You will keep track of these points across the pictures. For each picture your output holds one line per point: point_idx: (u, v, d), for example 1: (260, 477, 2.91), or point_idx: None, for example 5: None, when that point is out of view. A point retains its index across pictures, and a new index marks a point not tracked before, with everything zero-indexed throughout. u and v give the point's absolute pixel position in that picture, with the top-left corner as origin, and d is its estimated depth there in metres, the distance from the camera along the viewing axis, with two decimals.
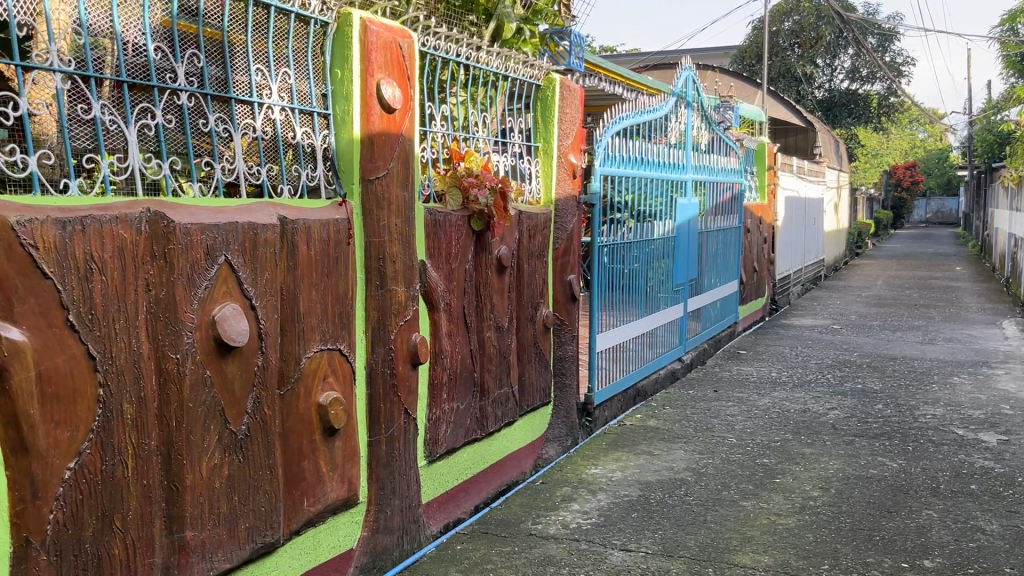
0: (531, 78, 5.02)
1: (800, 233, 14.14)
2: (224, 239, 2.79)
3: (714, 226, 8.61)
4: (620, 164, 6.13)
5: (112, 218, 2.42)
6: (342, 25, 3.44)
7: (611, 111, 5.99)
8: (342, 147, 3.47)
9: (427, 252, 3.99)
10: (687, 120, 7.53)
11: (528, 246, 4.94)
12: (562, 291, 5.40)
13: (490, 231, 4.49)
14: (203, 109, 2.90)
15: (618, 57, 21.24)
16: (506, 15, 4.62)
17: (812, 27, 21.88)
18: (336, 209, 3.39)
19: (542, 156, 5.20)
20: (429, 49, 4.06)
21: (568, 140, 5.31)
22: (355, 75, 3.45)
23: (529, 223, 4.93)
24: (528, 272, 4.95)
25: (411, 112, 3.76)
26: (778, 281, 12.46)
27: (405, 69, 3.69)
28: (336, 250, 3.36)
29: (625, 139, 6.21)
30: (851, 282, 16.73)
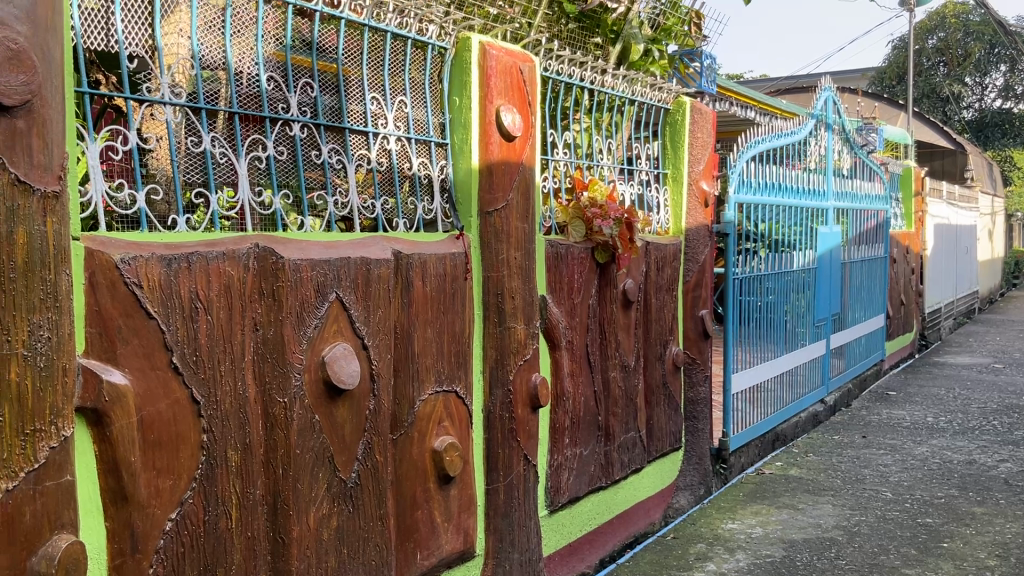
0: (659, 102, 4.75)
1: (952, 263, 13.12)
2: (336, 274, 2.65)
3: (858, 256, 8.01)
4: (756, 191, 5.74)
5: (218, 255, 2.32)
6: (461, 50, 3.29)
7: (746, 134, 5.62)
8: (460, 178, 3.31)
9: (548, 287, 3.77)
10: (828, 144, 7.04)
11: (656, 280, 4.64)
12: (694, 328, 5.05)
13: (616, 264, 4.22)
14: (317, 140, 2.78)
15: (747, 83, 20.59)
16: (633, 35, 4.39)
17: (959, 44, 20.52)
18: (453, 242, 3.22)
19: (671, 184, 4.91)
20: (552, 73, 3.86)
21: (699, 166, 4.98)
22: (474, 101, 3.28)
23: (657, 255, 4.63)
24: (656, 307, 4.64)
25: (533, 140, 3.56)
26: (928, 316, 11.54)
27: (526, 94, 3.50)
28: (453, 285, 3.18)
29: (761, 164, 5.82)
30: (1011, 317, 15.37)
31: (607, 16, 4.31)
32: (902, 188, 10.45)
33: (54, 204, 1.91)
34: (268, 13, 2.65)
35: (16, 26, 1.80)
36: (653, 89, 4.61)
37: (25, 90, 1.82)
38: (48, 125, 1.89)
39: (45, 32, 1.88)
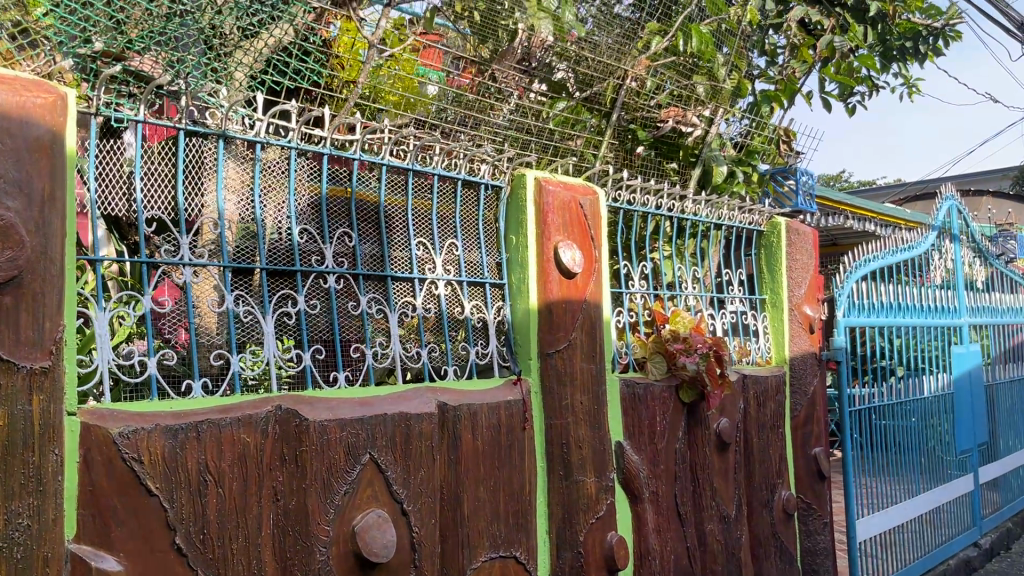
0: (751, 224, 4.45)
1: None
2: (369, 434, 2.46)
3: (1005, 377, 7.19)
4: (870, 312, 5.27)
5: (232, 421, 2.17)
6: (516, 187, 3.16)
7: (854, 252, 5.21)
8: (518, 318, 3.11)
9: (624, 431, 3.45)
10: (956, 256, 6.46)
11: (757, 416, 4.21)
12: (806, 469, 4.53)
13: (706, 401, 3.85)
14: (354, 290, 2.64)
15: (874, 192, 19.73)
16: (714, 158, 4.15)
17: None
18: (509, 388, 3.00)
19: (770, 309, 4.54)
20: (622, 202, 3.68)
21: (801, 290, 4.59)
22: (530, 239, 3.12)
23: (757, 389, 4.22)
24: (759, 447, 4.20)
25: (598, 275, 3.34)
26: None
27: (587, 228, 3.31)
28: (510, 436, 2.93)
29: (874, 282, 5.36)
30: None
31: (684, 141, 4.10)
32: None
33: (42, 381, 1.83)
34: (301, 164, 2.60)
35: (6, 202, 1.78)
36: (742, 211, 4.31)
37: (12, 265, 1.77)
38: (40, 297, 1.83)
39: (42, 206, 1.85)
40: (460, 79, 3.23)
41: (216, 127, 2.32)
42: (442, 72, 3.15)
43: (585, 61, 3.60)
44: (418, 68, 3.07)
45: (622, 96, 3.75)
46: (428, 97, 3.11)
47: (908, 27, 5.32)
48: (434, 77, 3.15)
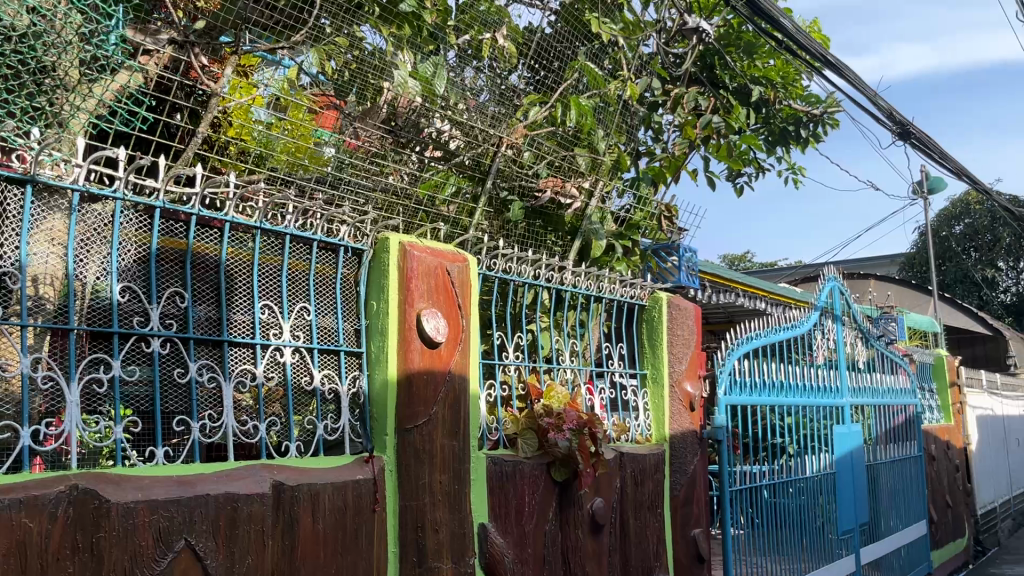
0: (632, 298, 4.42)
1: (1003, 461, 12.00)
2: (186, 518, 2.21)
3: (886, 457, 7.29)
4: (751, 390, 5.28)
5: (12, 503, 1.90)
6: (379, 251, 2.99)
7: (736, 330, 5.24)
8: (375, 391, 2.91)
9: (490, 513, 3.25)
10: (837, 335, 6.60)
11: (634, 496, 4.08)
12: (684, 551, 4.41)
13: (579, 480, 3.70)
14: (182, 356, 2.43)
15: (771, 274, 20.33)
16: (594, 231, 4.09)
17: (987, 229, 18.79)
18: (360, 466, 2.78)
19: (650, 384, 4.49)
20: (497, 271, 3.56)
21: (682, 365, 4.57)
22: (391, 306, 2.95)
23: (635, 467, 4.10)
24: (635, 528, 4.06)
25: (465, 346, 3.18)
26: (983, 517, 10.36)
27: (454, 297, 3.16)
28: (357, 519, 2.70)
29: (755, 360, 5.39)
30: None
31: (563, 213, 4.05)
32: (936, 378, 9.67)
33: None
34: (129, 216, 2.37)
35: None
36: (622, 285, 4.27)
37: None
38: None
39: None
40: (357, 143, 3.25)
41: (22, 172, 2.11)
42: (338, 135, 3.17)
43: (458, 127, 3.56)
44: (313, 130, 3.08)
45: (498, 163, 3.72)
46: (323, 159, 3.12)
47: (788, 113, 5.50)
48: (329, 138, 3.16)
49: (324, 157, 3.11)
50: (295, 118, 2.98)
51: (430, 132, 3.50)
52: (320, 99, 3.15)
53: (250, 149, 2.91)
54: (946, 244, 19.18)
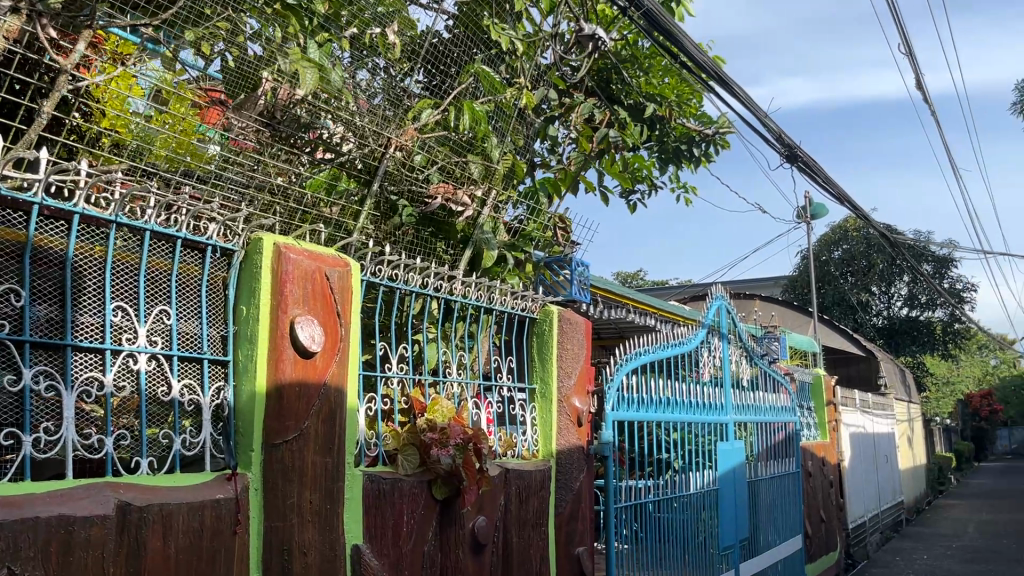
0: (524, 310, 4.33)
1: (873, 476, 12.54)
2: (10, 544, 1.96)
3: (766, 473, 7.45)
4: (638, 406, 5.27)
5: None
6: (251, 252, 2.79)
7: (624, 346, 5.23)
8: (242, 404, 2.70)
9: (365, 533, 3.07)
10: (723, 352, 6.72)
11: (518, 514, 3.97)
12: (568, 569, 4.34)
13: (460, 499, 3.56)
14: (15, 362, 2.16)
15: (662, 292, 20.76)
16: (485, 240, 3.96)
17: (863, 255, 19.84)
18: (221, 484, 2.56)
19: (539, 400, 4.40)
20: (382, 278, 3.39)
21: (570, 380, 4.53)
22: (263, 311, 2.75)
23: (520, 484, 3.99)
24: (518, 546, 3.95)
25: (342, 356, 3.00)
26: (854, 531, 10.77)
27: (333, 303, 2.98)
28: (215, 542, 2.48)
29: (643, 376, 5.39)
30: (939, 526, 14.60)
31: (453, 220, 3.92)
32: (814, 397, 10.01)
33: None
34: None
35: None
36: (513, 297, 4.17)
37: None
38: None
39: None
40: (245, 142, 3.08)
41: None
42: (224, 132, 2.99)
43: (345, 125, 3.39)
44: (196, 125, 2.90)
45: (386, 164, 3.55)
46: (206, 157, 2.93)
47: (681, 131, 5.57)
48: (214, 136, 2.98)
49: (207, 155, 2.92)
50: (175, 113, 2.83)
51: (316, 131, 3.29)
52: (206, 94, 3.01)
53: (124, 142, 2.75)
54: (825, 268, 20.10)
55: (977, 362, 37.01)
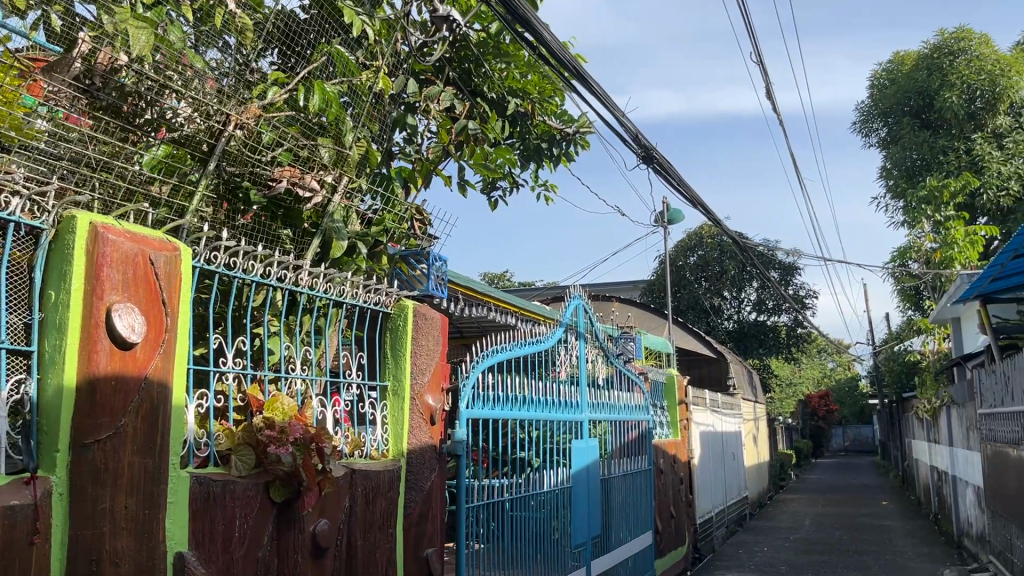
0: (378, 304, 4.14)
1: (720, 473, 13.06)
2: None
3: (619, 471, 7.57)
4: (493, 405, 5.20)
5: None
6: (62, 231, 2.51)
7: (479, 343, 5.16)
8: (48, 399, 2.41)
9: (192, 540, 2.83)
10: (579, 351, 6.78)
11: (364, 517, 3.81)
12: (416, 573, 4.21)
13: (300, 501, 3.36)
14: None
15: (526, 293, 20.91)
16: (335, 230, 3.79)
17: (716, 261, 20.59)
18: (17, 488, 2.28)
19: (391, 398, 4.25)
20: (218, 266, 3.15)
21: (424, 377, 4.40)
22: (75, 297, 2.47)
23: (367, 486, 3.83)
24: (363, 550, 3.79)
25: (167, 348, 2.76)
26: (701, 526, 11.16)
27: (158, 290, 2.73)
28: (7, 553, 2.21)
29: (498, 374, 5.34)
30: (780, 519, 15.38)
31: (300, 206, 3.70)
32: (667, 397, 10.31)
33: None
34: None
35: None
36: (366, 290, 3.99)
37: None
38: None
39: None
40: (80, 119, 2.84)
41: None
42: (55, 108, 2.73)
43: (185, 100, 3.17)
44: (25, 97, 2.62)
45: (225, 145, 3.31)
46: (36, 132, 2.65)
47: (543, 129, 5.59)
48: (43, 110, 2.71)
49: (36, 130, 2.65)
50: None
51: (159, 110, 3.09)
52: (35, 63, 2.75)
53: None
54: (681, 273, 20.81)
55: (815, 364, 39.44)
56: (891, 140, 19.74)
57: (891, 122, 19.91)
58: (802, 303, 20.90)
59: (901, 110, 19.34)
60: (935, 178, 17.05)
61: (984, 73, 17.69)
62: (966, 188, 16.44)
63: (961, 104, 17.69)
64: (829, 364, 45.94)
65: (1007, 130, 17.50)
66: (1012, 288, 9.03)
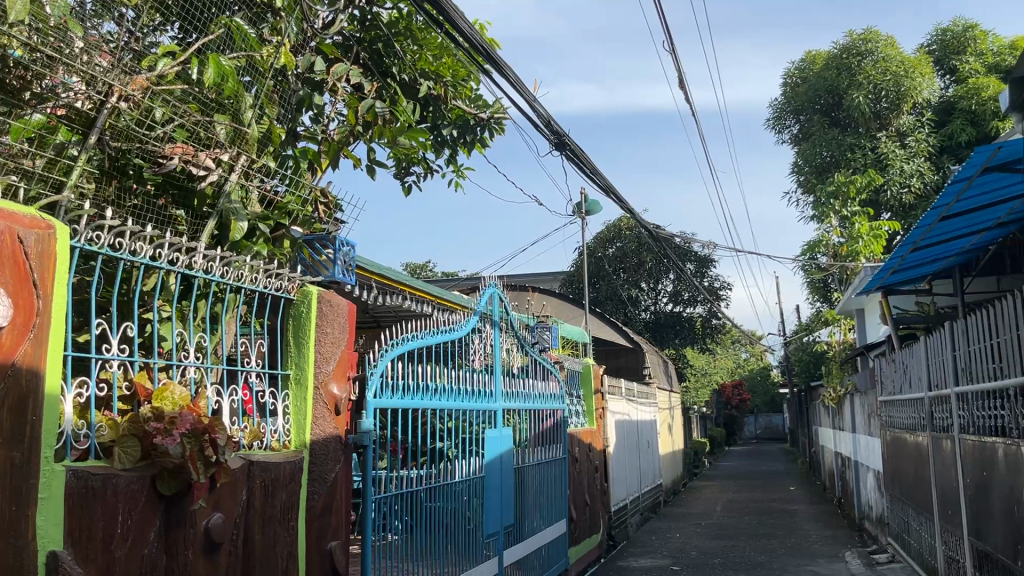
0: (281, 291, 4.00)
1: (635, 461, 13.24)
2: None
3: (533, 460, 7.55)
4: (403, 394, 5.10)
5: None
6: None
7: (388, 332, 5.05)
8: None
9: (67, 538, 2.65)
10: (494, 340, 6.72)
11: (262, 510, 3.67)
12: (319, 566, 4.09)
13: (192, 495, 3.19)
14: None
15: (445, 284, 20.76)
16: (233, 210, 3.55)
17: (635, 253, 20.87)
18: None
19: (294, 387, 4.10)
20: (102, 247, 2.94)
21: (330, 366, 4.28)
22: None
23: (266, 478, 3.69)
24: (261, 544, 3.64)
25: (36, 332, 2.56)
26: (615, 513, 11.28)
27: (27, 271, 2.54)
28: None
29: (408, 363, 5.23)
30: (693, 506, 15.69)
31: (194, 185, 3.55)
32: (583, 385, 10.36)
33: None
34: None
35: None
36: (268, 276, 3.83)
37: None
38: None
39: None
40: None
41: None
42: None
43: (76, 73, 3.01)
44: None
45: (106, 117, 3.09)
46: None
47: (457, 113, 5.49)
48: None
49: None
50: None
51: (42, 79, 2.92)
52: None
53: None
54: (600, 264, 21.02)
55: (729, 354, 40.50)
56: (802, 137, 20.35)
57: (802, 120, 20.50)
58: (717, 295, 21.36)
59: (812, 108, 19.93)
60: (843, 175, 17.64)
61: (890, 74, 18.37)
62: (871, 184, 17.05)
63: (868, 103, 18.33)
64: (742, 355, 47.21)
65: (910, 129, 18.22)
66: (911, 280, 9.39)
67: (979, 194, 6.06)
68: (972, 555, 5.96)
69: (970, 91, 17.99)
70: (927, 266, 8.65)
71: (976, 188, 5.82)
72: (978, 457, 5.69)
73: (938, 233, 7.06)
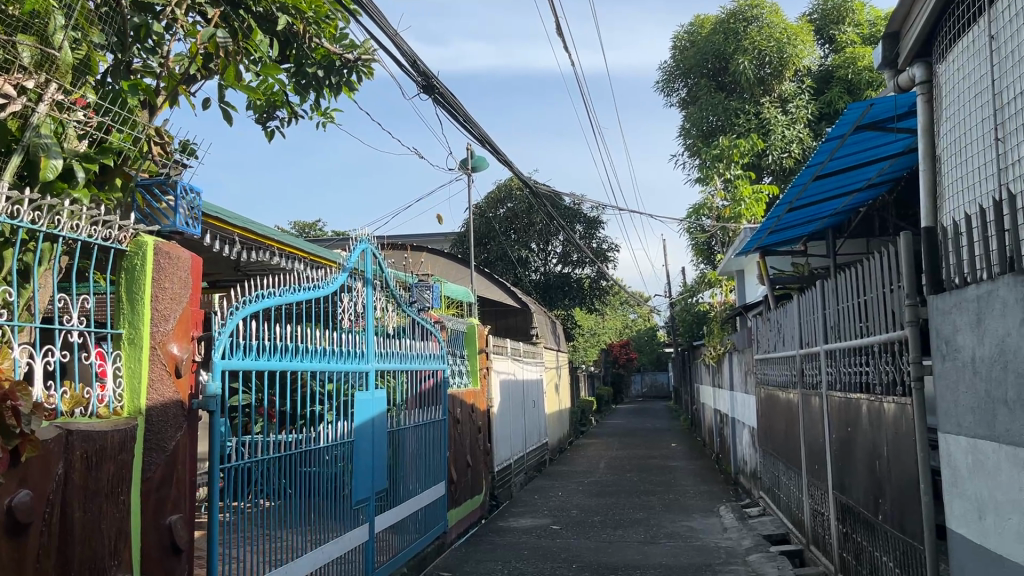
0: (110, 241, 3.56)
1: (520, 421, 13.21)
2: None
3: (411, 422, 7.29)
4: (259, 355, 4.73)
5: None
6: None
7: (241, 288, 4.66)
8: None
9: None
10: (365, 299, 6.39)
11: (84, 484, 3.28)
12: (156, 543, 3.73)
13: None
14: None
15: (332, 243, 20.16)
16: (43, 144, 3.11)
17: (525, 213, 20.77)
18: None
19: (126, 348, 3.69)
20: None
21: (169, 324, 3.87)
22: None
23: (88, 448, 3.29)
24: (82, 522, 3.26)
25: None
26: (498, 473, 11.21)
27: None
28: None
29: (264, 322, 4.86)
30: (577, 464, 15.83)
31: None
32: (467, 345, 10.15)
33: None
34: None
35: None
36: (95, 222, 3.35)
37: None
38: None
39: None
40: None
41: None
42: None
43: None
44: None
45: None
46: None
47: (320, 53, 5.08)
48: None
49: None
50: None
51: None
52: None
53: None
54: (489, 224, 20.84)
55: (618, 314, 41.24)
56: (689, 101, 20.60)
57: (690, 84, 20.70)
58: (605, 256, 21.54)
59: (699, 72, 20.13)
60: (727, 138, 17.97)
61: (773, 41, 18.71)
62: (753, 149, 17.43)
63: (752, 69, 18.63)
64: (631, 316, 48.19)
65: (791, 96, 18.68)
66: (788, 241, 9.57)
67: (851, 153, 6.10)
68: (836, 508, 6.10)
69: (847, 60, 18.64)
70: (802, 227, 8.80)
71: (849, 147, 5.86)
72: (844, 414, 5.77)
73: (811, 194, 7.14)
